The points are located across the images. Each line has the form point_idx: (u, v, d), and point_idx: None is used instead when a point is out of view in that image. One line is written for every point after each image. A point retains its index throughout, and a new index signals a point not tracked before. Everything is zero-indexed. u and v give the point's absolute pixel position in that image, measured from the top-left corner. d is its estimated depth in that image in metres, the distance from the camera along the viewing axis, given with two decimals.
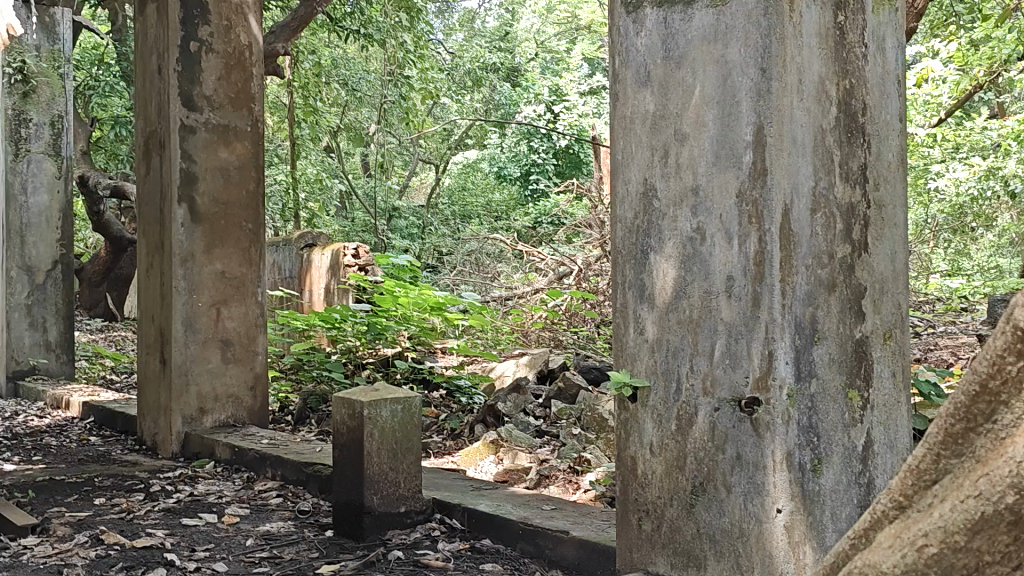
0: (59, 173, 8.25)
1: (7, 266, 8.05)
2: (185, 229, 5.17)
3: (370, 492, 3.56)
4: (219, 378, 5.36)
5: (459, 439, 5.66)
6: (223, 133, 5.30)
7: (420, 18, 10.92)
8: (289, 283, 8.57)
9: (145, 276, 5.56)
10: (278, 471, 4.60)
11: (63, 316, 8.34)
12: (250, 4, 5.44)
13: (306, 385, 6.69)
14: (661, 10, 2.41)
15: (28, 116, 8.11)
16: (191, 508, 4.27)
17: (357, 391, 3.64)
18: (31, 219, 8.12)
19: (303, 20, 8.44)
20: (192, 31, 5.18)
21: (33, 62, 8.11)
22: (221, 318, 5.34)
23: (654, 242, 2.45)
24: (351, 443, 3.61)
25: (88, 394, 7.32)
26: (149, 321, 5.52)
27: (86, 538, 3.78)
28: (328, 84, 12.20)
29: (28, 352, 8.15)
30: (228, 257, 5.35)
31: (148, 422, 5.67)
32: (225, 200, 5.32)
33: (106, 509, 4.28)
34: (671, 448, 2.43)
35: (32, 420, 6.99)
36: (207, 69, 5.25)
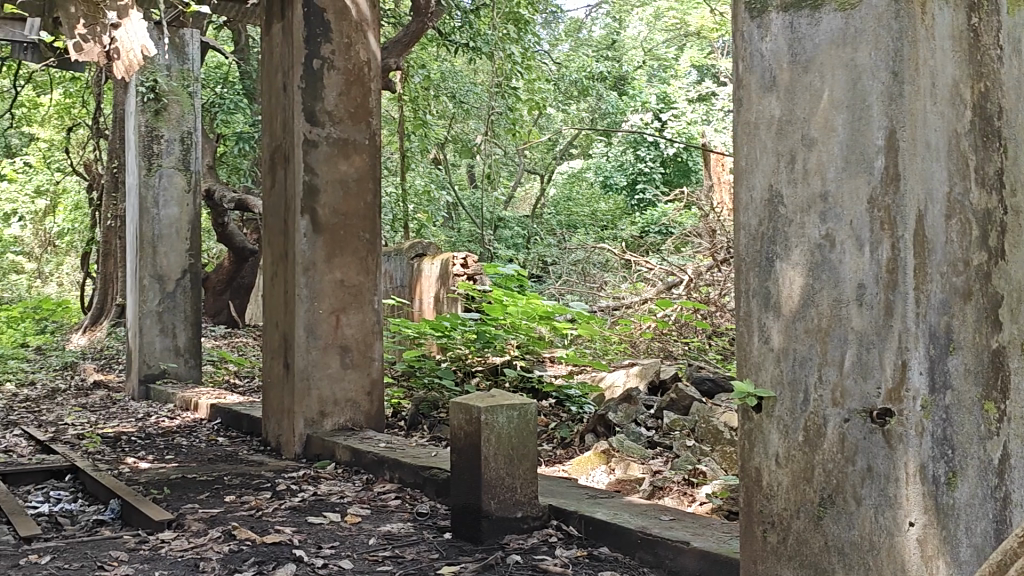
0: (188, 186, 8.70)
1: (140, 275, 8.52)
2: (308, 239, 5.38)
3: (489, 497, 3.63)
4: (338, 384, 5.54)
5: (569, 448, 5.71)
6: (343, 146, 5.50)
7: (528, 30, 11.00)
8: (401, 291, 8.81)
9: (271, 284, 5.80)
10: (397, 474, 4.73)
11: (191, 322, 8.78)
12: (370, 22, 5.63)
13: (417, 392, 6.82)
14: (788, 14, 2.40)
15: (160, 132, 8.56)
16: (316, 507, 4.44)
17: (475, 397, 3.71)
18: (162, 231, 8.57)
19: (414, 34, 8.66)
20: (315, 49, 5.40)
21: (165, 81, 8.56)
22: (341, 325, 5.53)
23: (780, 250, 2.43)
24: (469, 449, 3.69)
25: (215, 398, 7.67)
26: (275, 327, 5.76)
27: (220, 534, 3.98)
28: (438, 98, 12.42)
29: (159, 356, 8.60)
30: (348, 266, 5.54)
31: (272, 424, 5.90)
32: (345, 211, 5.52)
33: (236, 507, 4.48)
34: (798, 459, 2.39)
35: (164, 421, 7.37)
36: (330, 85, 5.45)
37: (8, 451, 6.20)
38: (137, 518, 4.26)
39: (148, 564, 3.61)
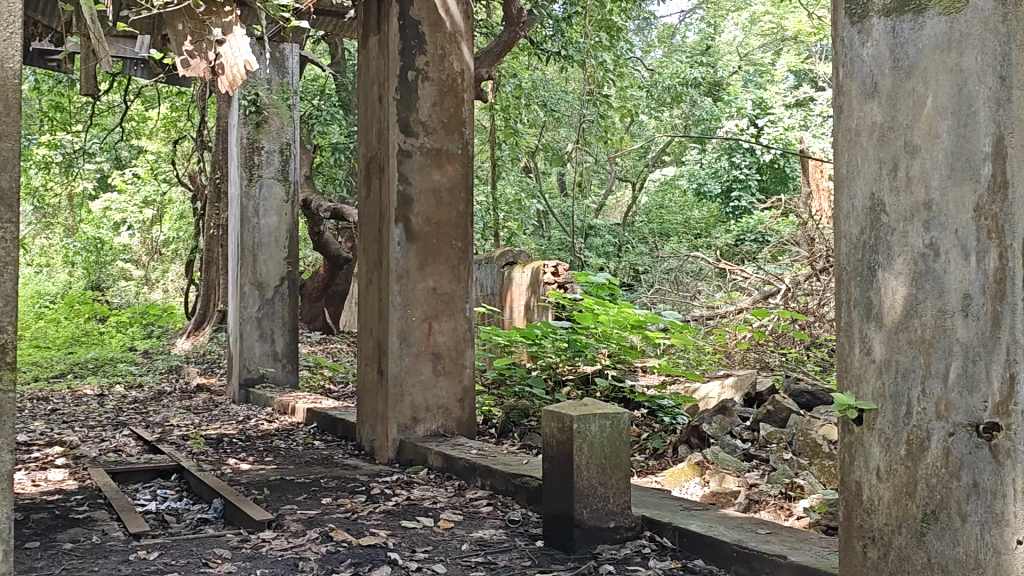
0: (287, 196, 8.97)
1: (241, 282, 8.82)
2: (401, 247, 5.49)
3: (581, 506, 3.64)
4: (430, 390, 5.62)
5: (662, 459, 5.68)
6: (436, 156, 5.59)
7: (621, 38, 11.00)
8: (491, 299, 8.88)
9: (366, 292, 5.93)
10: (488, 480, 4.78)
11: (289, 328, 9.04)
12: (463, 33, 5.71)
13: (507, 400, 6.86)
14: (890, 19, 2.35)
15: (261, 144, 8.85)
16: (409, 511, 4.51)
17: (568, 406, 3.73)
18: (262, 240, 8.86)
19: (506, 44, 8.74)
20: (410, 61, 5.50)
21: (266, 94, 8.86)
22: (433, 332, 5.62)
23: (882, 259, 2.37)
24: (562, 457, 3.71)
25: (311, 402, 7.88)
26: (370, 333, 5.88)
27: (318, 535, 4.09)
28: (529, 107, 12.50)
29: (258, 361, 8.88)
30: (440, 274, 5.63)
31: (367, 429, 6.02)
32: (437, 220, 5.61)
33: (332, 509, 4.60)
34: (900, 473, 2.32)
35: (263, 424, 7.61)
36: (424, 96, 5.55)
37: (118, 450, 6.49)
38: (239, 517, 4.42)
39: (250, 562, 3.74)
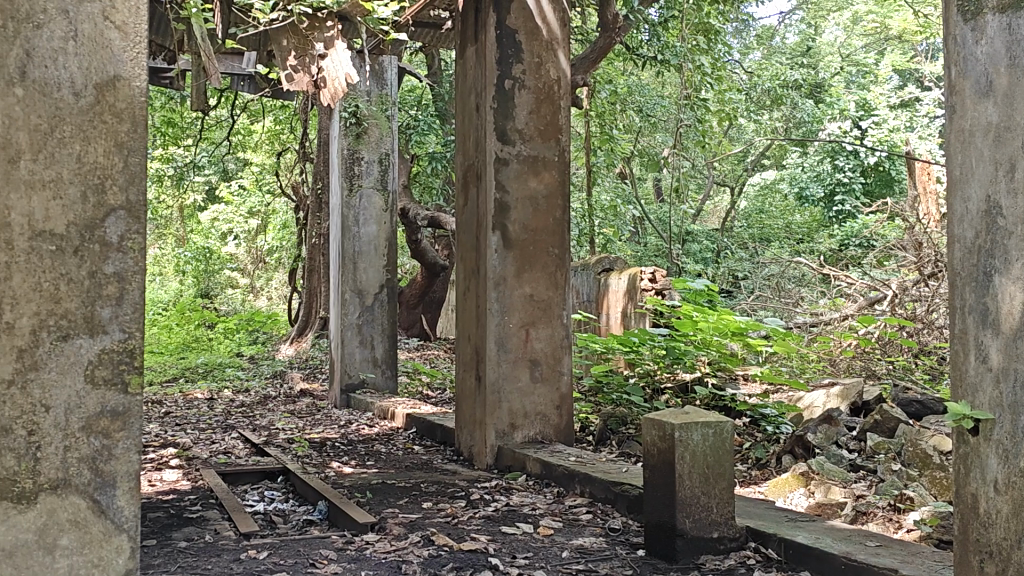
0: (386, 206, 9.15)
1: (342, 290, 9.03)
2: (498, 255, 5.53)
3: (683, 515, 3.59)
4: (529, 397, 5.64)
5: (765, 469, 5.57)
6: (533, 163, 5.61)
7: (718, 41, 10.94)
8: (587, 306, 8.87)
9: (464, 299, 5.99)
10: (587, 488, 4.76)
11: (388, 334, 9.21)
12: (559, 40, 5.72)
13: (605, 407, 6.84)
14: (1004, 15, 2.25)
15: (360, 155, 9.04)
16: (509, 517, 4.53)
17: (669, 414, 3.70)
18: (362, 248, 9.05)
19: (602, 50, 8.69)
20: (507, 70, 5.55)
21: (365, 106, 9.07)
22: (530, 339, 5.64)
23: (999, 263, 2.27)
24: (664, 466, 3.67)
25: (411, 407, 8.02)
26: (467, 340, 5.94)
27: (419, 539, 4.15)
28: (624, 113, 12.45)
29: (358, 366, 9.06)
30: (538, 281, 5.65)
31: (465, 435, 6.07)
32: (534, 227, 5.63)
33: (433, 513, 4.66)
34: (1019, 486, 2.21)
35: (364, 428, 7.78)
36: (520, 104, 5.58)
37: (227, 452, 6.73)
38: (343, 519, 4.52)
39: (355, 563, 3.82)
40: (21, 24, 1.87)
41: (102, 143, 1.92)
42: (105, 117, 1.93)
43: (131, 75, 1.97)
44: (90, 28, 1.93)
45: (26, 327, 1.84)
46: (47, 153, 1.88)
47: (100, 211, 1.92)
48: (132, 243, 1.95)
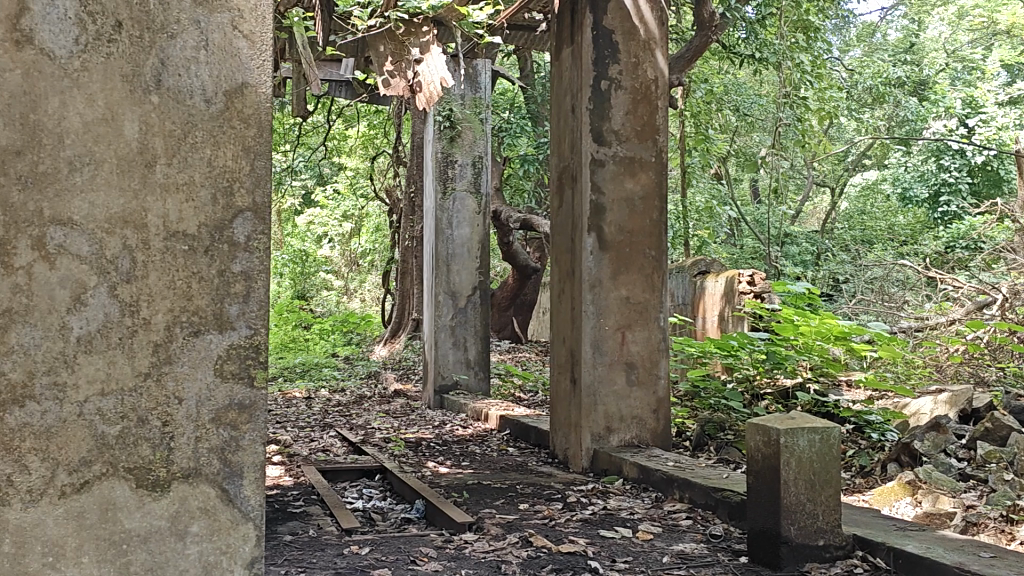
0: (479, 209, 9.24)
1: (436, 291, 9.15)
2: (594, 256, 5.52)
3: (789, 522, 3.52)
4: (625, 400, 5.60)
5: (869, 477, 5.41)
6: (630, 164, 5.58)
7: (817, 38, 10.66)
8: (682, 309, 8.77)
9: (559, 301, 6.00)
10: (686, 493, 4.70)
11: (481, 337, 9.29)
12: (657, 40, 5.68)
13: (702, 412, 6.75)
14: None
15: (454, 158, 9.16)
16: (607, 521, 4.51)
17: (773, 419, 3.63)
18: (456, 250, 9.16)
19: (698, 48, 8.57)
20: (604, 70, 5.54)
21: (459, 109, 9.17)
22: (627, 342, 5.61)
23: None
24: (769, 471, 3.60)
25: (504, 409, 8.06)
26: (562, 342, 5.95)
27: (517, 539, 4.17)
28: (720, 112, 12.26)
29: (452, 368, 9.16)
30: (634, 283, 5.62)
31: (560, 437, 6.07)
32: (631, 228, 5.60)
33: (530, 515, 4.68)
34: None
35: (458, 429, 7.86)
36: (617, 105, 5.56)
37: (326, 450, 6.90)
38: (441, 519, 4.57)
39: (455, 562, 3.86)
40: (156, 35, 1.78)
41: (231, 147, 1.83)
42: (234, 122, 1.83)
43: (259, 82, 1.86)
44: (220, 38, 1.83)
45: (161, 323, 1.76)
46: (181, 158, 1.79)
47: (229, 212, 1.83)
48: (258, 244, 1.85)
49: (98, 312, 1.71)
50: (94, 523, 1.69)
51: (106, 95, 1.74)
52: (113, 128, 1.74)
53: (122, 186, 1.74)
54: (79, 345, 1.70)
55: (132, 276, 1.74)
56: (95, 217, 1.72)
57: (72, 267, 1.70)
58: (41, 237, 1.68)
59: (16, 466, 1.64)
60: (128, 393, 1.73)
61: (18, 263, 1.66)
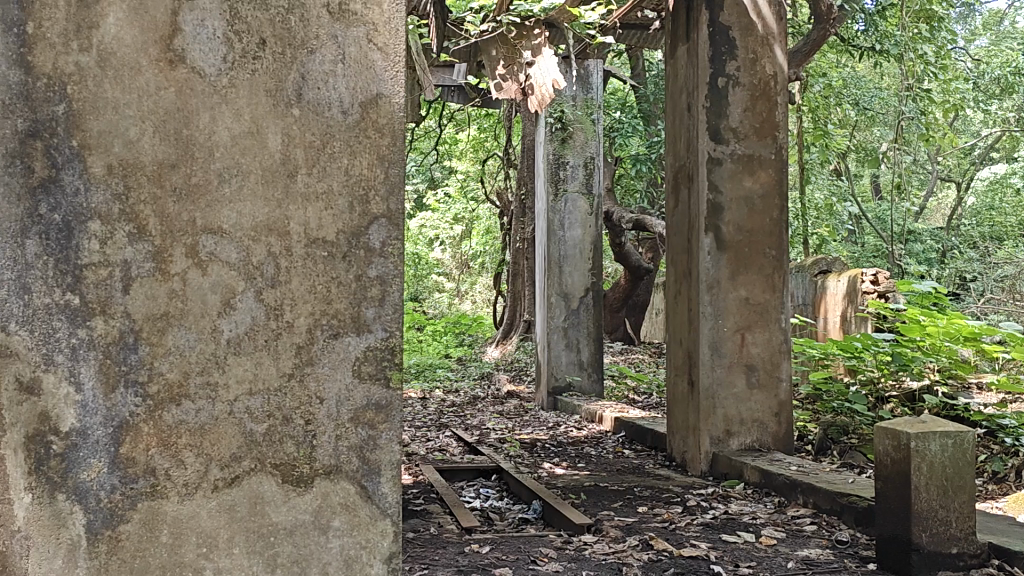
0: (591, 209, 9.21)
1: (549, 293, 9.18)
2: (711, 257, 5.44)
3: (920, 529, 3.38)
4: (745, 403, 5.49)
5: (1004, 484, 5.16)
6: (748, 162, 5.48)
7: (941, 28, 10.22)
8: (803, 309, 8.52)
9: (676, 302, 5.94)
10: (811, 498, 4.57)
11: (594, 338, 9.26)
12: (776, 35, 5.56)
13: (824, 416, 6.55)
14: None
15: (566, 159, 9.17)
16: (729, 525, 4.44)
17: (903, 422, 3.50)
18: (568, 252, 9.17)
19: (815, 42, 8.31)
20: (720, 68, 5.44)
21: (570, 111, 9.19)
22: (746, 344, 5.50)
23: None
24: (900, 475, 3.46)
25: (619, 411, 8.01)
26: (679, 344, 5.88)
27: (638, 542, 4.15)
28: (839, 107, 11.89)
29: (565, 369, 9.16)
30: (753, 283, 5.51)
31: (678, 440, 6.00)
32: (750, 228, 5.50)
33: (649, 518, 4.64)
34: None
35: (573, 431, 7.86)
36: (735, 102, 5.46)
37: (442, 450, 7.01)
38: (559, 520, 4.59)
39: (575, 563, 3.87)
40: (297, 50, 1.85)
41: (367, 156, 1.88)
42: (370, 132, 1.88)
43: (394, 92, 1.90)
44: (356, 51, 1.88)
45: (303, 326, 1.83)
46: (320, 168, 1.85)
47: (365, 219, 1.88)
48: (393, 249, 1.89)
49: (246, 315, 1.80)
50: (245, 515, 1.79)
51: (252, 109, 1.81)
52: (258, 141, 1.82)
53: (266, 196, 1.82)
54: (229, 347, 1.79)
55: (276, 281, 1.82)
56: (242, 226, 1.80)
57: (221, 273, 1.79)
58: (194, 245, 1.78)
59: (174, 461, 1.75)
60: (274, 393, 1.81)
61: (174, 270, 1.76)
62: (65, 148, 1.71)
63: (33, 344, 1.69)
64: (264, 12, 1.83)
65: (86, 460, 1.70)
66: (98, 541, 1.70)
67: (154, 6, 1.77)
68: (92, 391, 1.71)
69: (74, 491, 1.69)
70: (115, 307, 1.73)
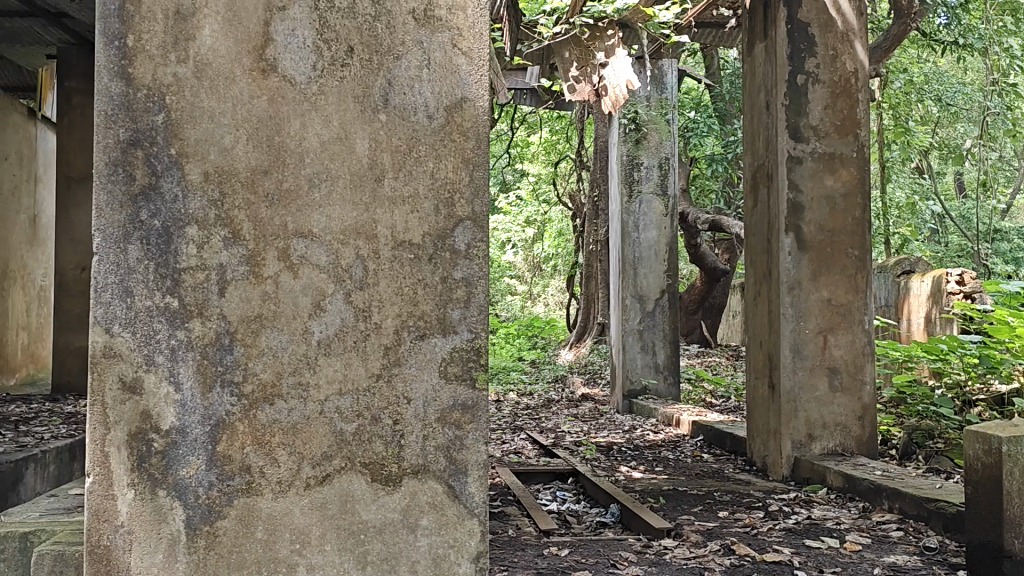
0: (666, 211, 9.14)
1: (623, 295, 9.13)
2: (792, 257, 5.33)
3: (1013, 536, 3.25)
4: (827, 407, 5.37)
5: None
6: (830, 160, 5.36)
7: None
8: (886, 311, 8.27)
9: (755, 304, 5.83)
10: (897, 504, 4.45)
11: (670, 341, 9.17)
12: (856, 30, 5.43)
13: (908, 420, 6.35)
14: None
15: (640, 160, 9.11)
16: (812, 530, 4.35)
17: (994, 426, 3.38)
18: (643, 254, 9.10)
19: (896, 38, 8.07)
20: (800, 65, 5.34)
21: (645, 111, 9.13)
22: (828, 346, 5.38)
23: None
24: (990, 481, 3.34)
25: (696, 415, 7.91)
26: (759, 347, 5.78)
27: (719, 547, 4.09)
28: (921, 103, 11.54)
29: (641, 372, 9.10)
30: (836, 284, 5.38)
31: (758, 443, 5.89)
32: (832, 227, 5.38)
33: (730, 522, 4.58)
34: None
35: (650, 435, 7.79)
36: (815, 99, 5.35)
37: (518, 452, 7.04)
38: (638, 523, 4.56)
39: (655, 567, 3.84)
40: (384, 57, 1.88)
41: (452, 160, 1.89)
42: (455, 136, 1.89)
43: (478, 96, 1.90)
44: (441, 56, 1.89)
45: (391, 327, 1.86)
46: (406, 171, 1.88)
47: (450, 221, 1.89)
48: (478, 250, 1.89)
49: (336, 317, 1.84)
50: (336, 513, 1.82)
51: (340, 116, 1.85)
52: (347, 146, 1.85)
53: (354, 199, 1.85)
54: (319, 348, 1.83)
55: (364, 283, 1.85)
56: (332, 229, 1.84)
57: (312, 275, 1.83)
58: (285, 249, 1.82)
59: (268, 459, 1.80)
60: (362, 393, 1.85)
61: (267, 273, 1.81)
62: (164, 156, 1.79)
63: (135, 345, 1.77)
64: (352, 20, 1.87)
65: (185, 458, 1.77)
66: (197, 536, 1.77)
67: (247, 18, 1.83)
68: (191, 390, 1.78)
69: (174, 487, 1.77)
70: (212, 309, 1.80)
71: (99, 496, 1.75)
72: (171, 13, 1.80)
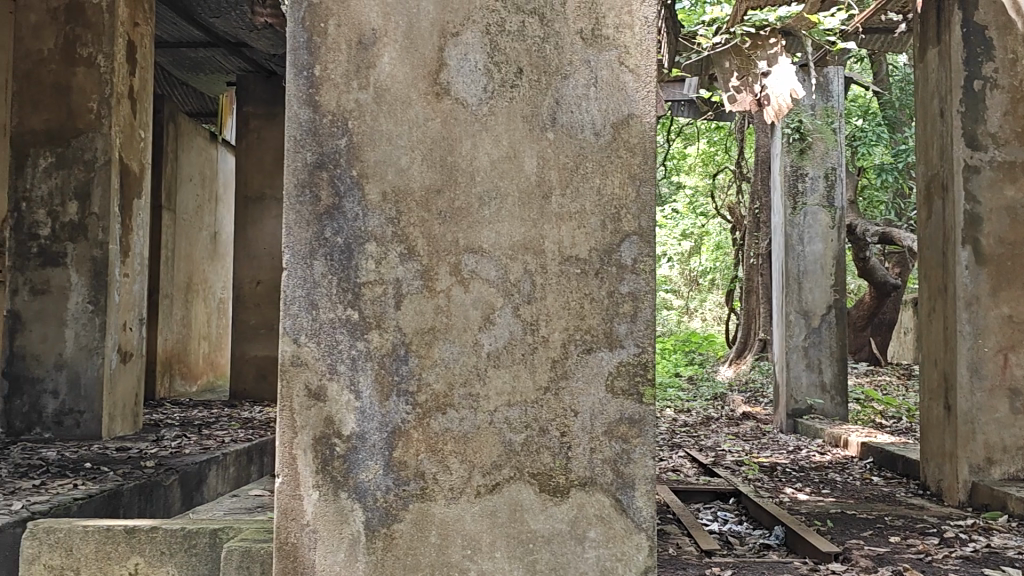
0: (833, 223, 8.80)
1: (787, 310, 8.81)
2: (970, 272, 5.02)
3: None
4: (1010, 429, 5.02)
5: None
6: (1011, 169, 5.03)
7: None
8: None
9: (930, 320, 5.53)
10: None
11: (838, 358, 8.79)
12: None
13: None
14: None
15: (804, 170, 8.81)
16: (993, 560, 4.07)
17: None
18: (808, 267, 8.78)
19: None
20: (977, 70, 5.04)
21: (809, 120, 8.84)
22: (1010, 366, 5.03)
23: None
24: None
25: (866, 436, 7.54)
26: (934, 366, 5.47)
27: (891, 573, 3.89)
28: None
29: (806, 392, 8.79)
30: (1018, 299, 5.04)
31: (932, 467, 5.56)
32: (1013, 240, 5.04)
33: (903, 549, 4.35)
34: None
35: (815, 456, 7.49)
36: (994, 105, 5.04)
37: (677, 471, 6.93)
38: (804, 546, 4.40)
39: None
40: (552, 76, 1.92)
41: (618, 175, 1.91)
42: (621, 152, 1.91)
43: (644, 112, 1.92)
44: (609, 74, 1.92)
45: (558, 340, 1.89)
46: (573, 187, 1.91)
47: (616, 236, 1.91)
48: (644, 265, 1.90)
49: (504, 330, 1.89)
50: (505, 521, 1.87)
51: (510, 135, 1.91)
52: (515, 164, 1.91)
53: (523, 217, 1.90)
54: (489, 359, 1.89)
55: (532, 297, 1.90)
56: (501, 245, 1.90)
57: (482, 290, 1.89)
58: (457, 265, 1.89)
59: (440, 466, 1.88)
60: (531, 405, 1.89)
61: (440, 287, 1.89)
62: (346, 178, 1.90)
63: (320, 355, 1.88)
64: (522, 43, 1.93)
65: (365, 462, 1.87)
66: (375, 537, 1.86)
67: (423, 45, 1.92)
68: (369, 398, 1.88)
69: (355, 490, 1.87)
70: (389, 321, 1.89)
71: (287, 496, 1.87)
72: (353, 43, 1.90)
